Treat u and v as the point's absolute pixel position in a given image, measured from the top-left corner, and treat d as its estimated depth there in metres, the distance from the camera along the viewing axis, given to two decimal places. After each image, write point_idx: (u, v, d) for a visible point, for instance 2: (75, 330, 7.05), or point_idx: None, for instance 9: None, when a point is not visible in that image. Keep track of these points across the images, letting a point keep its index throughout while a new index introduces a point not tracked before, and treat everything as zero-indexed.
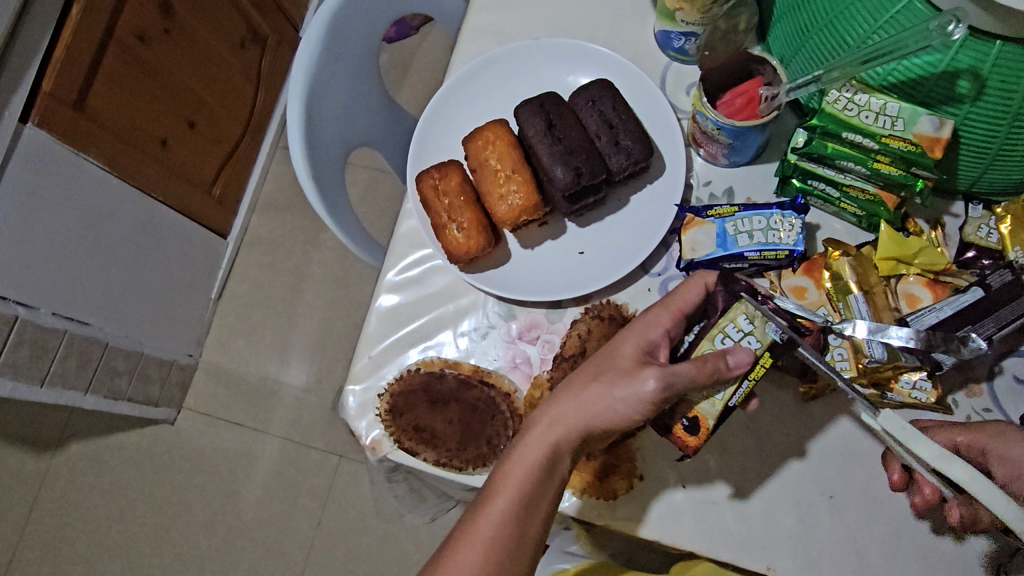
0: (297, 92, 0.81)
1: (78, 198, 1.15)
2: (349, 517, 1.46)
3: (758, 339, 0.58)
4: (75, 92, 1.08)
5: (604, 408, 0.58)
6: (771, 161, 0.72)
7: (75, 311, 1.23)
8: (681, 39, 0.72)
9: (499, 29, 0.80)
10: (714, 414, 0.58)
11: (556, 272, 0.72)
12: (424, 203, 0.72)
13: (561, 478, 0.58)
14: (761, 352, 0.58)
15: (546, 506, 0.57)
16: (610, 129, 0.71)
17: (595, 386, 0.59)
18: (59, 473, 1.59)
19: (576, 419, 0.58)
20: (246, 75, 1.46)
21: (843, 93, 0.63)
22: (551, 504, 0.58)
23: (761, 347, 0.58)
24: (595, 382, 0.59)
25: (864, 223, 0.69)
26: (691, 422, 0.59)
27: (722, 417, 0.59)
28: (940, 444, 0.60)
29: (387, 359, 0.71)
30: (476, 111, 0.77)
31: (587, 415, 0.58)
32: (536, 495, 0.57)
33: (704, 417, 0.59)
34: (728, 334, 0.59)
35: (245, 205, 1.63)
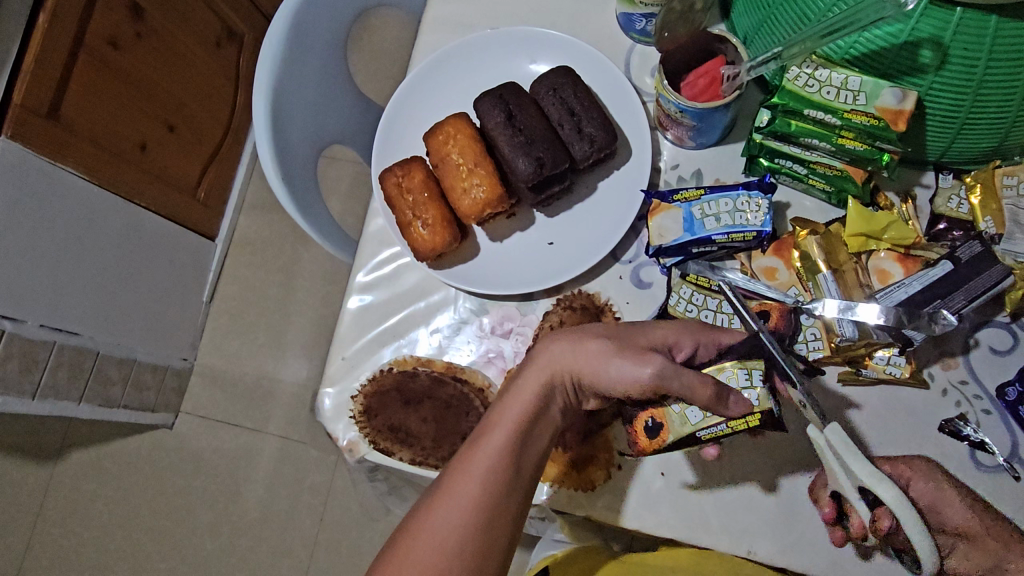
0: (262, 92, 0.80)
1: (56, 208, 1.15)
2: (351, 512, 1.46)
3: (759, 398, 0.54)
4: (48, 101, 1.07)
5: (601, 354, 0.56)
6: (738, 141, 0.71)
7: (63, 322, 1.23)
8: (642, 20, 0.70)
9: (461, 19, 0.78)
10: (678, 433, 0.58)
11: (525, 263, 0.72)
12: (388, 201, 0.72)
13: (553, 414, 0.57)
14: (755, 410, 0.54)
15: (540, 440, 0.56)
16: (572, 116, 0.70)
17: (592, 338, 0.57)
18: (61, 482, 1.60)
19: (578, 355, 0.56)
20: (225, 75, 1.45)
21: (803, 69, 0.61)
22: (545, 439, 0.57)
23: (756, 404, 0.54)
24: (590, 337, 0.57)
25: (834, 199, 0.68)
26: (655, 425, 0.59)
27: (684, 440, 0.58)
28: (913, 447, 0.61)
29: (360, 359, 0.71)
30: (438, 106, 0.76)
31: (583, 365, 0.56)
32: (532, 429, 0.55)
33: (668, 430, 0.58)
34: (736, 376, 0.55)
35: (232, 206, 1.62)
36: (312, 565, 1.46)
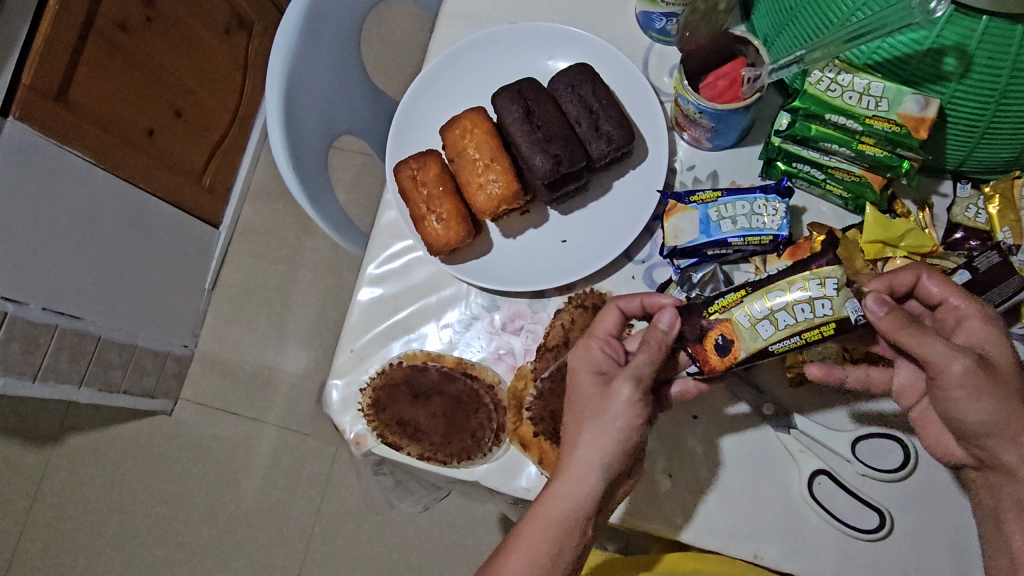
0: (276, 82, 0.80)
1: (63, 191, 1.14)
2: (348, 504, 1.46)
3: (834, 306, 0.54)
4: (57, 83, 1.06)
5: (607, 433, 0.55)
6: (756, 143, 0.71)
7: (66, 305, 1.22)
8: (663, 19, 0.70)
9: (476, 13, 0.78)
10: (755, 346, 0.54)
11: (538, 261, 0.71)
12: (402, 194, 0.71)
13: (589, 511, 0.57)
14: (829, 318, 0.54)
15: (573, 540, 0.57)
16: (590, 114, 0.69)
17: (589, 415, 0.56)
18: (58, 467, 1.59)
19: (589, 443, 0.56)
20: (234, 62, 1.44)
21: (826, 73, 0.61)
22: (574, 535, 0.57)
23: (828, 317, 0.54)
24: (587, 421, 0.56)
25: (851, 205, 0.68)
26: (724, 342, 0.56)
27: (758, 355, 0.55)
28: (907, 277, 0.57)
29: (369, 352, 0.71)
30: (454, 99, 0.76)
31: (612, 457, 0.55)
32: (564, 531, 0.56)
33: (741, 346, 0.55)
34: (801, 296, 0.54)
35: (236, 194, 1.62)
36: (308, 555, 1.46)
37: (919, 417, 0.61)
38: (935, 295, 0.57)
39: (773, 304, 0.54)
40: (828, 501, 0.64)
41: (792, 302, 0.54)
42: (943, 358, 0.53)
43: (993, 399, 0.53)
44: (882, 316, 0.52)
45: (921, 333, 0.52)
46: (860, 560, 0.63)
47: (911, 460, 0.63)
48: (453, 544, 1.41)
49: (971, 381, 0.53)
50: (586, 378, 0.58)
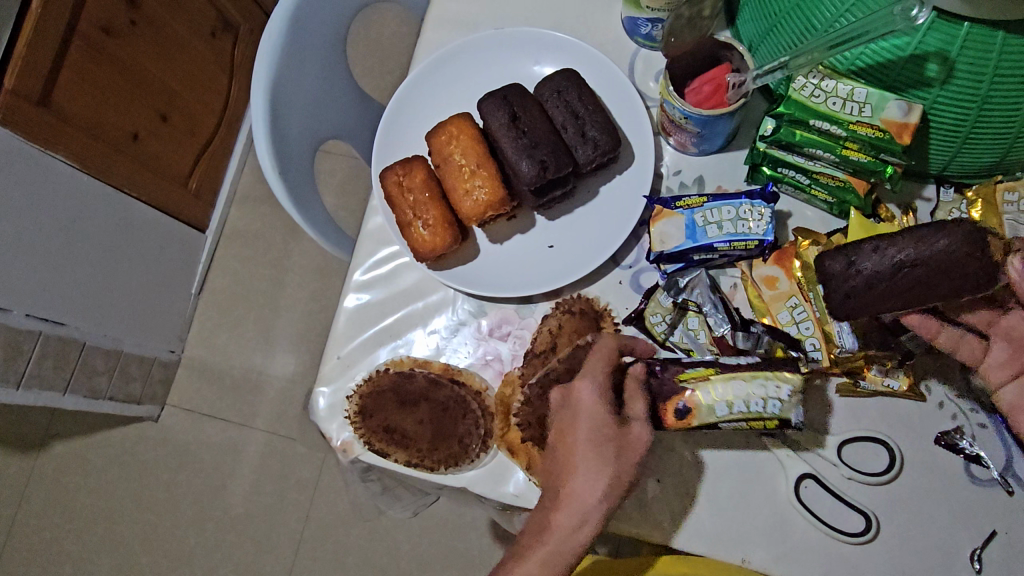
0: (261, 87, 0.79)
1: (46, 196, 1.13)
2: (337, 509, 1.46)
3: (782, 408, 0.55)
4: (39, 87, 1.06)
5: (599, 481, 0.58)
6: (741, 148, 0.71)
7: (50, 311, 1.21)
8: (648, 25, 0.70)
9: (462, 19, 0.78)
10: (705, 420, 0.57)
11: (525, 267, 0.71)
12: (388, 200, 0.71)
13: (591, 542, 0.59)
14: (773, 417, 0.56)
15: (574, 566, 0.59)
16: (576, 120, 0.69)
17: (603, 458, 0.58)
18: (43, 474, 1.58)
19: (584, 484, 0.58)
20: (220, 65, 1.43)
21: (809, 79, 0.61)
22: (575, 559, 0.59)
23: (774, 415, 0.56)
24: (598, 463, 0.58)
25: (835, 210, 0.68)
26: (685, 408, 0.58)
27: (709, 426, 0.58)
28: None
29: (356, 359, 0.70)
30: (441, 105, 0.76)
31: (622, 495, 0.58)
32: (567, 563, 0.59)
33: (696, 415, 0.58)
34: (756, 387, 0.56)
35: (223, 197, 1.61)
36: (297, 561, 1.45)
37: (1008, 401, 0.60)
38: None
39: (733, 390, 0.56)
40: (815, 504, 0.64)
41: (750, 399, 0.56)
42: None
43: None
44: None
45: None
46: (847, 563, 0.63)
47: (897, 463, 0.63)
48: (444, 548, 1.41)
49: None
50: (584, 418, 0.59)
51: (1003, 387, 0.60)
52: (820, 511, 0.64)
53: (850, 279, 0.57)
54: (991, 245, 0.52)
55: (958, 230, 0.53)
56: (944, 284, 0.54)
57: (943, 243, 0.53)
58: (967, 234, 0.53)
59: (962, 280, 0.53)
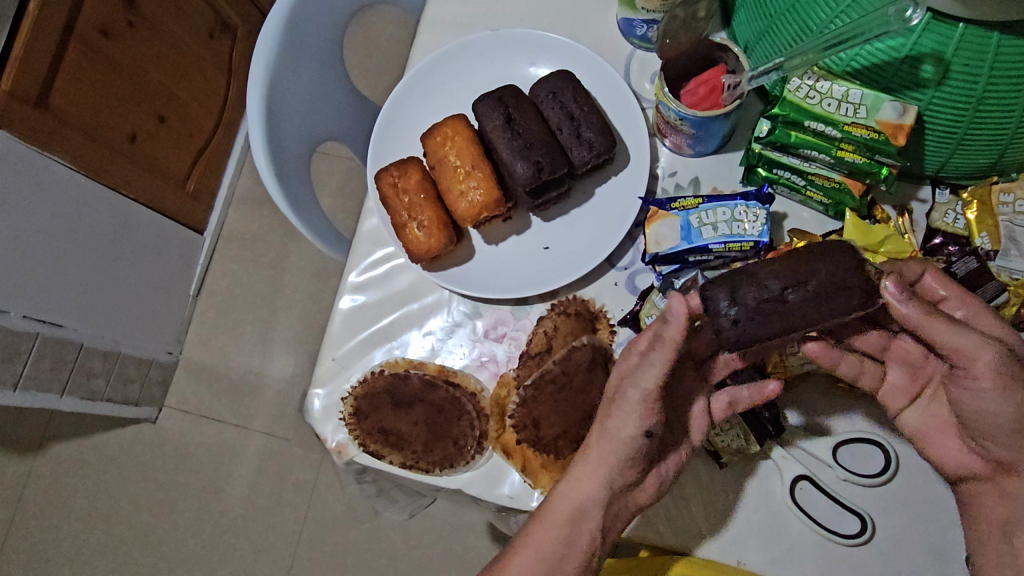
0: (257, 88, 0.79)
1: (43, 197, 1.13)
2: (335, 511, 1.45)
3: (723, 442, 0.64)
4: (37, 89, 1.05)
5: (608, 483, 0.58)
6: (737, 150, 0.71)
7: (47, 313, 1.21)
8: (644, 26, 0.70)
9: (458, 20, 0.78)
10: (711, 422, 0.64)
11: (521, 268, 0.71)
12: (383, 201, 0.71)
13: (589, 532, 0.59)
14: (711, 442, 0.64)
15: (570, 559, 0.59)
16: (571, 121, 0.69)
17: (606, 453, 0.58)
18: (40, 476, 1.58)
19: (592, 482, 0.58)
20: (217, 67, 1.43)
21: (804, 80, 0.61)
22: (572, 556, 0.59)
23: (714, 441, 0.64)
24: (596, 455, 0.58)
25: (831, 211, 0.68)
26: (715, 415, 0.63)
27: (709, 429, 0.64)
28: (911, 267, 0.58)
29: (351, 360, 0.70)
30: (436, 106, 0.76)
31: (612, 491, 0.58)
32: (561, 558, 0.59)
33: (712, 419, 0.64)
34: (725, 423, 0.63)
35: (221, 199, 1.61)
36: (295, 563, 1.45)
37: (910, 427, 0.61)
38: (933, 293, 0.58)
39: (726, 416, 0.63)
40: (810, 509, 0.64)
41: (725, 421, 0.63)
42: (972, 348, 0.52)
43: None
44: (898, 297, 0.53)
45: (949, 322, 0.52)
46: (842, 564, 0.63)
47: (893, 465, 0.63)
48: (442, 550, 1.41)
49: (1002, 373, 0.52)
50: (619, 420, 0.57)
51: (905, 413, 0.62)
52: (816, 515, 0.63)
53: (731, 305, 0.55)
54: (866, 269, 0.55)
55: (834, 253, 0.55)
56: (829, 303, 0.55)
57: (822, 266, 0.55)
58: (846, 256, 0.55)
59: (843, 301, 0.55)
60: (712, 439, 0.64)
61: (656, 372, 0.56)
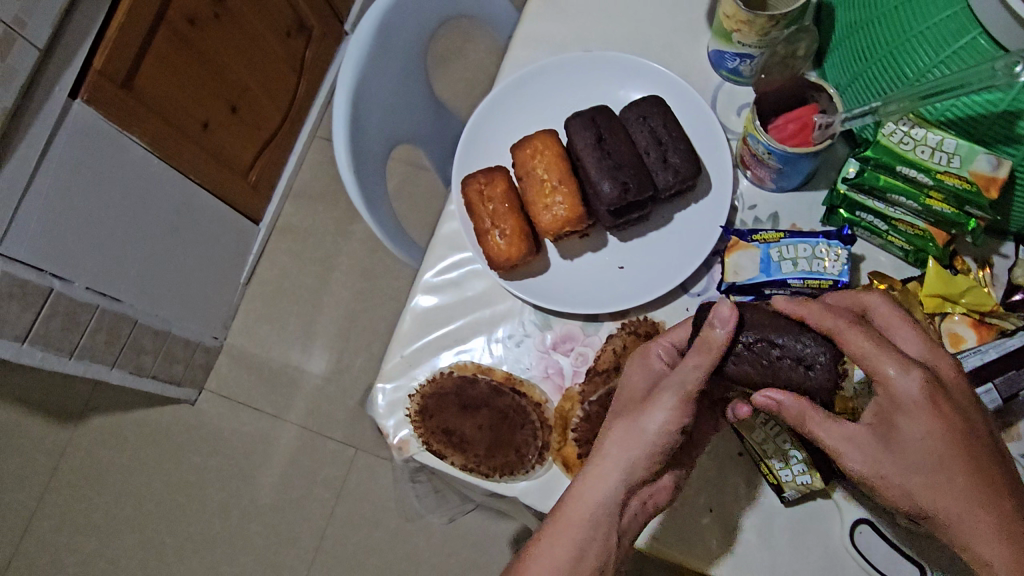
0: (346, 88, 0.82)
1: (119, 175, 1.17)
2: (362, 509, 1.47)
3: (791, 479, 0.63)
4: (123, 71, 1.09)
5: (626, 475, 0.57)
6: (818, 188, 0.72)
7: (109, 287, 1.25)
8: (735, 59, 0.72)
9: (550, 39, 0.80)
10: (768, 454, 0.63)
11: (593, 285, 0.72)
12: (468, 207, 0.72)
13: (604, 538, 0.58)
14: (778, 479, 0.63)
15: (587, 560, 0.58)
16: (659, 145, 0.70)
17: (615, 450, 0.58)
18: (79, 446, 1.61)
19: (608, 476, 0.58)
20: (290, 64, 1.47)
21: (899, 126, 0.62)
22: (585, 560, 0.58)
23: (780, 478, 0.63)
24: (605, 454, 0.58)
25: (911, 258, 0.68)
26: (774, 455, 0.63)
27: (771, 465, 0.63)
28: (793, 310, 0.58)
29: (419, 359, 0.71)
30: (525, 120, 0.77)
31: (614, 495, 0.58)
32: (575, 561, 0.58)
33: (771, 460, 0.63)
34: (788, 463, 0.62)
35: (279, 192, 1.64)
36: (317, 557, 1.46)
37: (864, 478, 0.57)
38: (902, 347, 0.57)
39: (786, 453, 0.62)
40: (873, 559, 0.64)
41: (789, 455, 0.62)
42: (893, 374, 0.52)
43: (956, 442, 0.52)
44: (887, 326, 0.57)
45: (868, 336, 0.53)
46: None
47: None
48: (463, 560, 1.41)
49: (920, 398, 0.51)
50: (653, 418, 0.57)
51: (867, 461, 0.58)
52: (877, 562, 0.64)
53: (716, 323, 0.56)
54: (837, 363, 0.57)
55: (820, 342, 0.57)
56: (790, 370, 0.57)
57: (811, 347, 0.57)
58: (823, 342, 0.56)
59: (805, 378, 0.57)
60: (775, 474, 0.63)
61: (694, 373, 0.56)
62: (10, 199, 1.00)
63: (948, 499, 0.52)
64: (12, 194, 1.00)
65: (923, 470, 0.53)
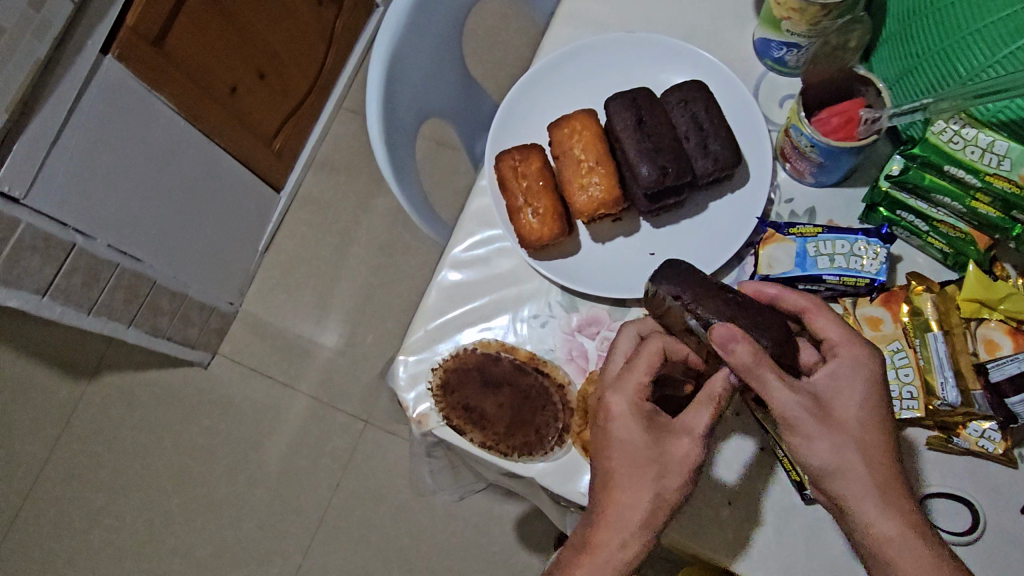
0: (382, 57, 0.81)
1: (145, 135, 1.17)
2: (368, 483, 1.47)
3: None
4: (155, 30, 1.08)
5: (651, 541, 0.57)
6: (858, 186, 0.70)
7: (130, 246, 1.25)
8: (782, 48, 0.70)
9: (592, 17, 0.78)
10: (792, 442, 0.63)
11: (624, 270, 0.71)
12: (501, 182, 0.71)
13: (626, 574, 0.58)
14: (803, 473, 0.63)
15: None
16: (700, 131, 0.69)
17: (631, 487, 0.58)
18: (90, 402, 1.62)
19: (638, 539, 0.57)
20: (321, 32, 1.46)
21: (949, 124, 0.60)
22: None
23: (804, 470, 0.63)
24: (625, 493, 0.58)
25: (949, 260, 0.66)
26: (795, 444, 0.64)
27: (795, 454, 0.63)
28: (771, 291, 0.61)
29: (443, 334, 0.71)
30: (563, 99, 0.76)
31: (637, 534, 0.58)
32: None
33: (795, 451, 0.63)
34: None
35: (302, 161, 1.63)
36: (321, 527, 1.47)
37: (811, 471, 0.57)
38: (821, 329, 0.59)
39: None
40: None
41: None
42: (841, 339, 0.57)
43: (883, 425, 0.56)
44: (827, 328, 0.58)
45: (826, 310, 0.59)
46: None
47: (981, 523, 0.62)
48: (466, 540, 1.41)
49: (865, 368, 0.56)
50: (672, 487, 0.57)
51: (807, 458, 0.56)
52: None
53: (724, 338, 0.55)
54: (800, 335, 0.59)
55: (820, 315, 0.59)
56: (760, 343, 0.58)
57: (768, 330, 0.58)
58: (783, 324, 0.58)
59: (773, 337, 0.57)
60: (797, 469, 0.63)
61: (707, 419, 0.57)
62: (38, 151, 0.99)
63: (879, 463, 0.55)
64: (39, 146, 0.99)
65: (852, 437, 0.55)
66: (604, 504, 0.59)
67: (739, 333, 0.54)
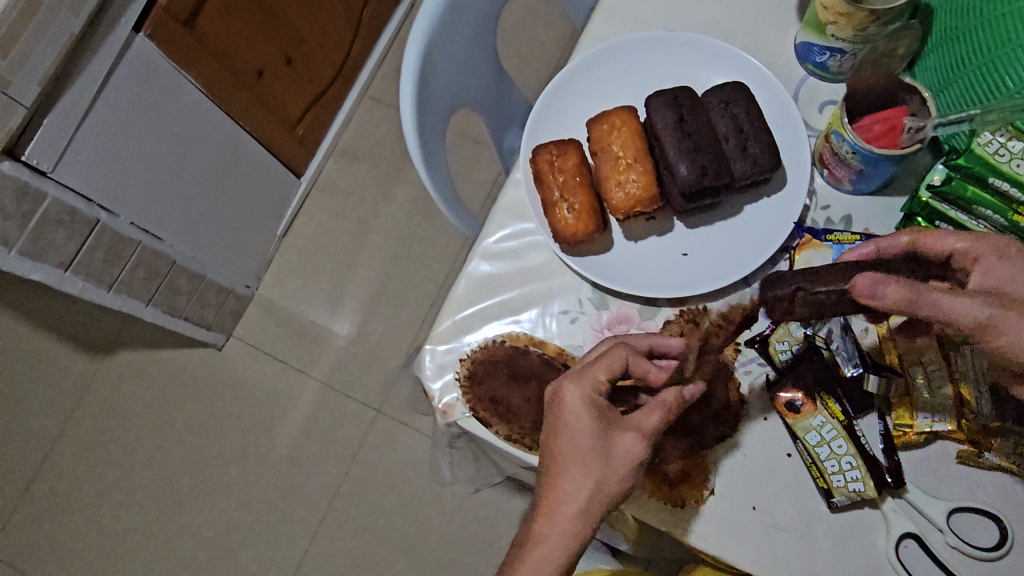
0: (417, 45, 0.80)
1: (172, 114, 1.17)
2: (377, 471, 1.47)
3: (843, 481, 0.62)
4: (188, 9, 1.08)
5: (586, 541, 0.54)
6: (896, 195, 0.70)
7: (152, 225, 1.25)
8: (824, 53, 0.70)
9: (633, 14, 0.78)
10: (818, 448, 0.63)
11: (656, 269, 0.71)
12: (537, 175, 0.71)
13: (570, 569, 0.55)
14: (829, 480, 0.63)
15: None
16: (739, 133, 0.69)
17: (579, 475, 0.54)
18: (104, 379, 1.62)
19: (571, 539, 0.54)
20: (349, 19, 1.46)
21: (996, 136, 0.60)
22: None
23: (830, 479, 0.63)
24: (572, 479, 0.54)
25: None
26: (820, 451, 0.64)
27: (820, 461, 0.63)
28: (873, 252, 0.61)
29: (471, 326, 0.70)
30: (601, 94, 0.76)
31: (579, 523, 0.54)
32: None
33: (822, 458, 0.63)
34: (837, 459, 0.63)
35: (324, 147, 1.63)
36: (328, 513, 1.47)
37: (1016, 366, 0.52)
38: (936, 248, 0.57)
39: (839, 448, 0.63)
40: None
41: (843, 456, 0.63)
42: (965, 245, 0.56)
43: None
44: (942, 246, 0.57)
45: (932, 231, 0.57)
46: None
47: (1009, 540, 0.61)
48: (473, 533, 1.41)
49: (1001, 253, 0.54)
50: (613, 485, 0.54)
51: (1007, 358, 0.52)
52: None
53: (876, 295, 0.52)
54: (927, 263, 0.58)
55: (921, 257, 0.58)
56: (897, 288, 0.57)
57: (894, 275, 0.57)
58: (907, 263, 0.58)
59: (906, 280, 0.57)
60: (825, 475, 0.63)
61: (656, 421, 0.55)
62: (68, 125, 0.99)
63: None
64: (68, 122, 0.99)
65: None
66: (545, 496, 0.55)
67: (883, 277, 0.52)
